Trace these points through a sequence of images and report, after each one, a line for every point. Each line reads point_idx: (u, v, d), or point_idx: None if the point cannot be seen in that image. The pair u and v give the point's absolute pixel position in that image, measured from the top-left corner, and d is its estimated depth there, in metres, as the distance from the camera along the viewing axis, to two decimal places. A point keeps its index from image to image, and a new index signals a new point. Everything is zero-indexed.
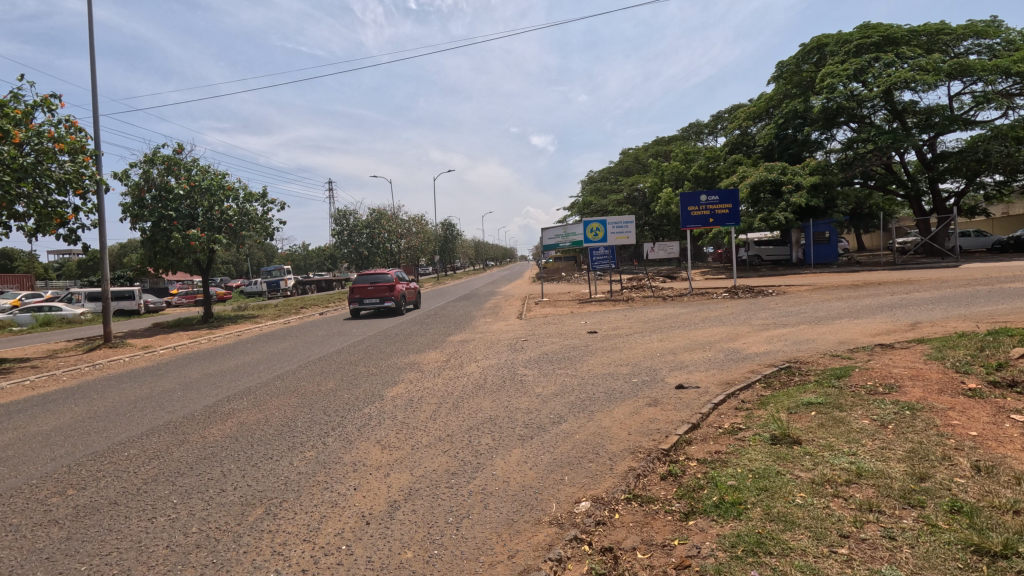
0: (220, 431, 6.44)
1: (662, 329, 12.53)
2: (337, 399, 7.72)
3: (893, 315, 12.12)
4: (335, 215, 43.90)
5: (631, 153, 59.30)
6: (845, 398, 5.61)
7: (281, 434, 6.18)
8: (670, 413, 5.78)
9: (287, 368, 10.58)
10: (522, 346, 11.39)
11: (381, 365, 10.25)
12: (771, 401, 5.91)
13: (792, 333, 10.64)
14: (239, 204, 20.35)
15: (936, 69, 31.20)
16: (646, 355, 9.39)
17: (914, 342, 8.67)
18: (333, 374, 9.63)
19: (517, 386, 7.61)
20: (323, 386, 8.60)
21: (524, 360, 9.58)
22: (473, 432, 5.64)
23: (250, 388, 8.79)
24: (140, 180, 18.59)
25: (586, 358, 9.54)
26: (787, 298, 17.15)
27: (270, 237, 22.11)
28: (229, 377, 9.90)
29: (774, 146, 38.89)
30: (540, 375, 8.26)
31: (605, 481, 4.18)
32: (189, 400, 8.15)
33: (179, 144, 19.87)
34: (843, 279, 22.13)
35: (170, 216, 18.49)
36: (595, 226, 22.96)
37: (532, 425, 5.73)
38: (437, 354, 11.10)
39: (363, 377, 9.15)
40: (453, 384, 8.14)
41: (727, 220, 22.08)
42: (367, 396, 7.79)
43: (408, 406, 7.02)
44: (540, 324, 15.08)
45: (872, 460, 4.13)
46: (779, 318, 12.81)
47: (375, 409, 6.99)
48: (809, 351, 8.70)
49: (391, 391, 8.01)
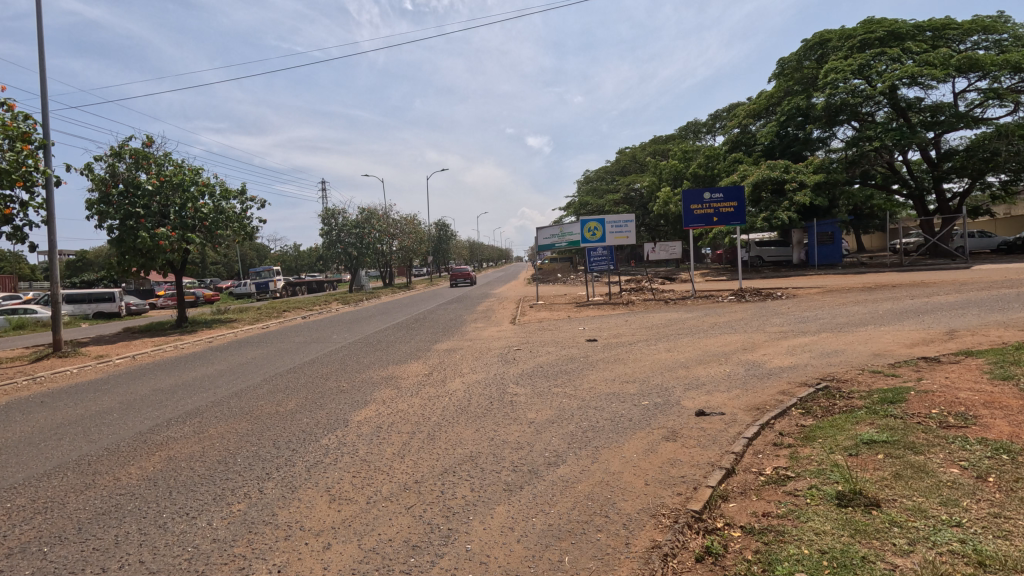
0: (141, 469, 5.26)
1: (668, 337, 11.37)
2: (293, 426, 6.53)
3: (921, 321, 11.02)
4: (323, 214, 42.62)
5: (628, 152, 58.26)
6: (915, 434, 4.47)
7: (211, 476, 4.98)
8: (695, 452, 4.64)
9: (249, 382, 9.35)
10: (514, 357, 10.21)
11: (355, 380, 9.07)
12: (818, 436, 4.78)
13: (816, 343, 9.48)
14: (214, 201, 19.14)
15: (943, 64, 30.25)
16: (655, 370, 8.21)
17: (962, 356, 7.55)
18: (298, 391, 8.43)
19: (505, 410, 6.41)
20: (280, 408, 7.39)
21: (514, 376, 8.40)
22: (446, 480, 4.45)
23: (199, 408, 7.62)
24: (106, 175, 17.31)
25: (586, 372, 8.35)
26: (799, 302, 16.05)
27: (250, 236, 20.89)
28: (181, 394, 8.71)
29: (775, 144, 37.89)
30: (533, 395, 7.07)
31: (621, 568, 3.01)
32: (121, 425, 6.92)
33: (149, 137, 18.58)
34: (855, 281, 21.01)
35: (137, 214, 17.22)
36: (593, 225, 21.84)
37: (523, 469, 4.57)
38: (419, 366, 9.93)
39: (331, 396, 7.96)
40: (431, 406, 6.96)
41: (732, 219, 21.01)
42: (330, 421, 6.62)
43: (374, 437, 5.84)
44: (535, 331, 13.87)
45: (990, 536, 2.98)
46: (797, 325, 11.64)
47: (336, 441, 5.82)
48: (845, 366, 7.53)
49: (360, 414, 6.83)
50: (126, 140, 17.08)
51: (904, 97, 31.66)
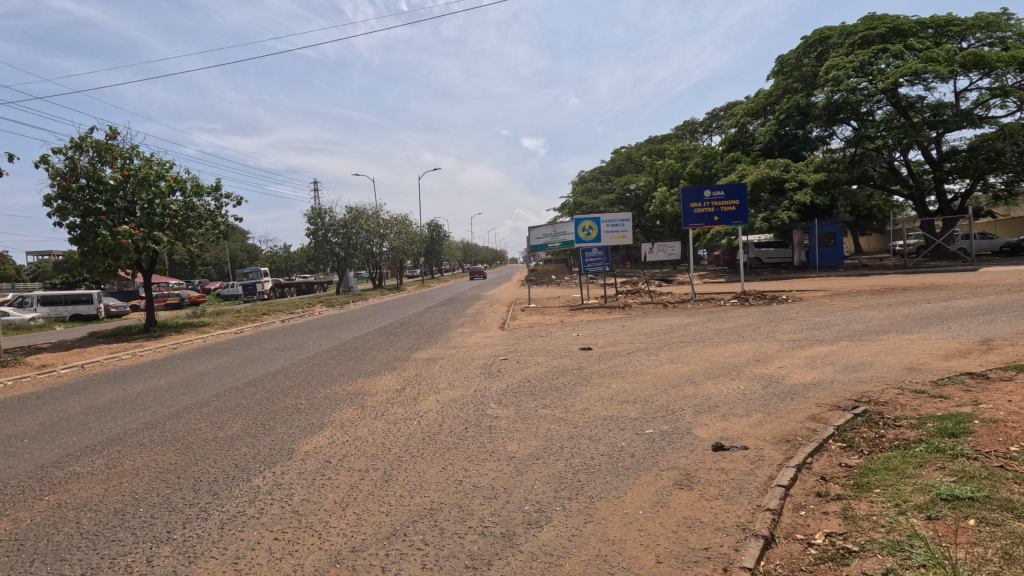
0: (13, 524, 4.14)
1: (670, 346, 10.31)
2: (226, 458, 5.41)
3: (948, 328, 10.01)
4: (310, 214, 41.31)
5: (624, 153, 57.33)
6: (1007, 487, 3.41)
7: (96, 536, 3.87)
8: (718, 509, 3.58)
9: (198, 399, 8.23)
10: (499, 369, 9.12)
11: (317, 396, 7.96)
12: (874, 485, 3.75)
13: (838, 354, 8.45)
14: (185, 197, 18.05)
15: (946, 61, 29.37)
16: (659, 386, 7.13)
17: (1012, 371, 6.54)
18: (247, 410, 7.30)
19: (481, 440, 5.36)
20: (220, 433, 6.29)
21: (496, 393, 7.31)
22: (391, 550, 3.36)
23: (124, 434, 6.50)
24: (65, 168, 16.04)
25: (580, 389, 7.29)
26: (807, 306, 15.03)
27: (224, 235, 19.81)
28: (115, 413, 7.58)
29: (774, 143, 36.95)
30: (517, 419, 6.00)
31: None
32: (23, 456, 5.80)
33: (114, 128, 17.34)
34: (862, 284, 20.02)
35: (99, 211, 16.02)
36: (588, 225, 20.75)
37: (493, 532, 3.48)
38: (391, 380, 8.82)
39: (284, 417, 6.86)
40: (395, 433, 5.88)
41: (734, 217, 20.00)
42: (271, 452, 5.50)
43: (317, 477, 4.73)
44: (524, 338, 12.82)
45: None
46: (811, 333, 10.62)
47: (271, 481, 4.72)
48: (878, 384, 6.49)
49: (309, 443, 5.72)
50: (87, 131, 15.86)
51: (905, 95, 30.83)
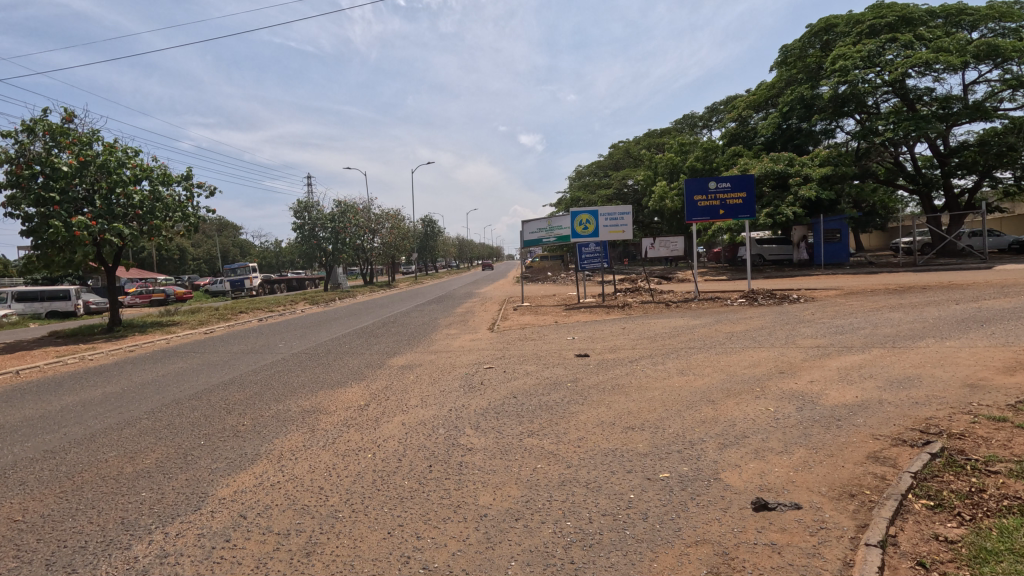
0: None
1: (678, 353, 9.06)
2: (114, 510, 4.15)
3: (992, 333, 8.83)
4: (297, 208, 39.88)
5: (622, 147, 55.99)
6: None
7: None
8: None
9: (125, 416, 6.99)
10: (482, 380, 7.89)
11: (264, 415, 6.71)
12: None
13: (876, 365, 7.23)
14: (151, 186, 16.76)
15: (958, 50, 28.07)
16: (669, 407, 5.90)
17: None
18: (175, 434, 6.07)
19: (446, 487, 4.12)
20: (125, 468, 5.04)
21: (474, 414, 6.08)
22: None
23: (9, 467, 5.25)
24: (16, 154, 14.74)
25: (575, 409, 6.06)
26: (822, 307, 13.79)
27: (196, 227, 18.51)
28: (20, 435, 6.35)
29: (776, 137, 35.71)
30: (494, 454, 4.74)
31: None
32: None
33: (71, 111, 15.96)
34: (876, 283, 18.80)
35: (52, 200, 14.70)
36: (585, 218, 19.45)
37: None
38: (356, 393, 7.58)
39: (213, 445, 5.61)
40: (342, 472, 4.62)
41: (740, 210, 18.77)
42: (176, 499, 4.26)
43: (220, 546, 3.47)
44: (514, 341, 11.55)
45: None
46: (835, 338, 9.37)
47: (154, 551, 3.47)
48: (940, 407, 5.27)
49: (229, 486, 4.47)
50: (39, 112, 14.54)
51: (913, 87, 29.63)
